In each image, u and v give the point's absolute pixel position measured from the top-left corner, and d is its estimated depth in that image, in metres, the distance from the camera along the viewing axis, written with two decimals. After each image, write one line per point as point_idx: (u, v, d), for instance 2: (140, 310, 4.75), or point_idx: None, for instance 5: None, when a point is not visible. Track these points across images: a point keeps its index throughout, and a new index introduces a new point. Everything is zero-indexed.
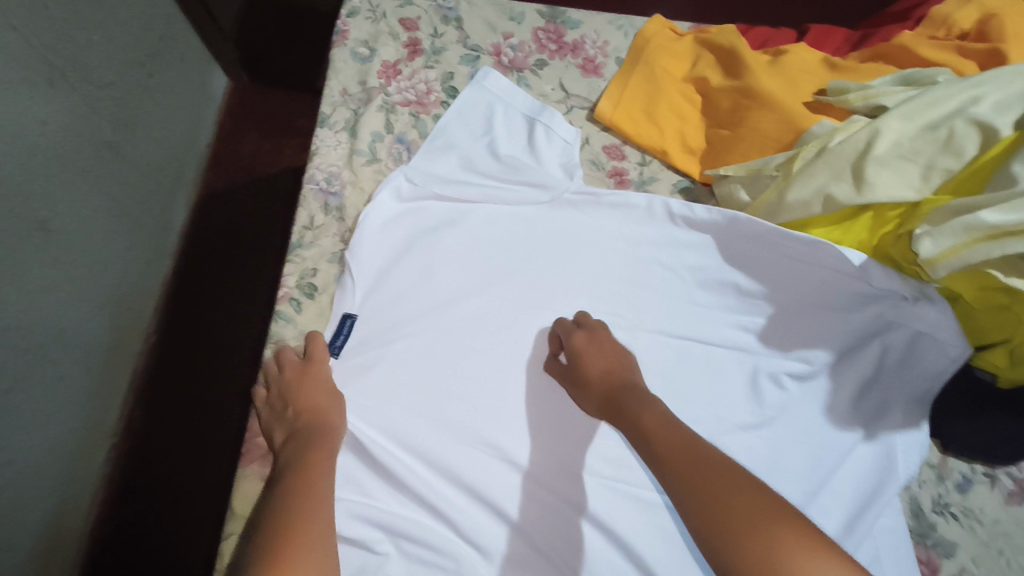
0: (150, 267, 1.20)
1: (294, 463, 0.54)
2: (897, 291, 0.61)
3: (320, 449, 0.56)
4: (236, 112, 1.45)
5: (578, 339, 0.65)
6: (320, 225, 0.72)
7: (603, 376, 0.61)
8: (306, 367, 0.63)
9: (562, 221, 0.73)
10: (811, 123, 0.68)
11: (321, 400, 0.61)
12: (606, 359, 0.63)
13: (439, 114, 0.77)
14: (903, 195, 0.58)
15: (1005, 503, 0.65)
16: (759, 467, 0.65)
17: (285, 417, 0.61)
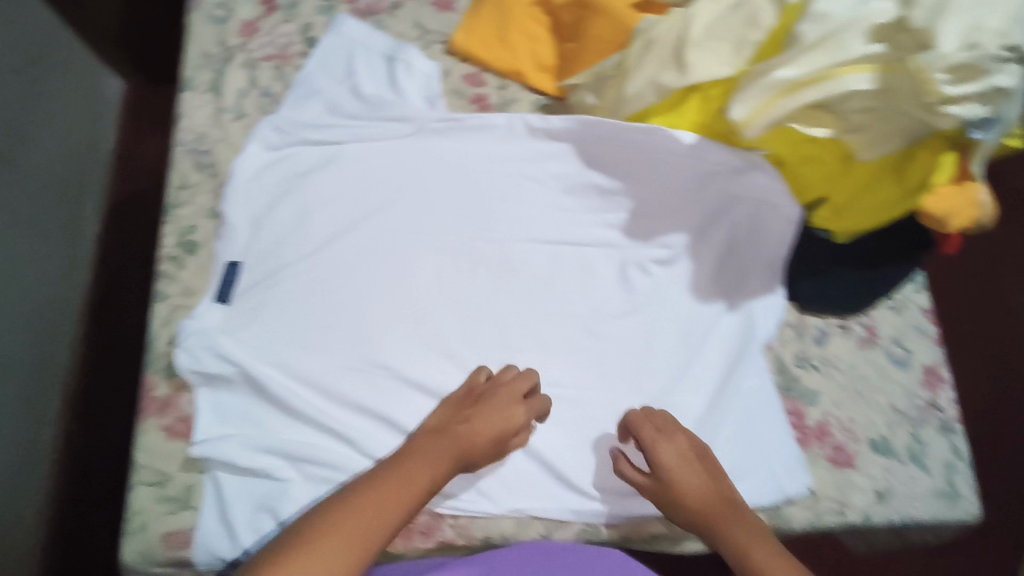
0: (65, 281, 1.08)
1: (424, 458, 0.58)
2: (729, 163, 0.68)
3: (450, 466, 0.59)
4: (133, 111, 1.27)
5: (662, 451, 0.62)
6: (195, 184, 0.73)
7: (709, 496, 0.60)
8: (495, 395, 0.63)
9: (429, 149, 0.75)
10: (636, 20, 0.71)
11: (490, 439, 0.61)
12: (699, 479, 0.61)
13: (301, 64, 0.79)
14: (719, 72, 0.62)
15: (859, 348, 0.72)
16: (633, 349, 0.70)
17: (459, 414, 0.62)
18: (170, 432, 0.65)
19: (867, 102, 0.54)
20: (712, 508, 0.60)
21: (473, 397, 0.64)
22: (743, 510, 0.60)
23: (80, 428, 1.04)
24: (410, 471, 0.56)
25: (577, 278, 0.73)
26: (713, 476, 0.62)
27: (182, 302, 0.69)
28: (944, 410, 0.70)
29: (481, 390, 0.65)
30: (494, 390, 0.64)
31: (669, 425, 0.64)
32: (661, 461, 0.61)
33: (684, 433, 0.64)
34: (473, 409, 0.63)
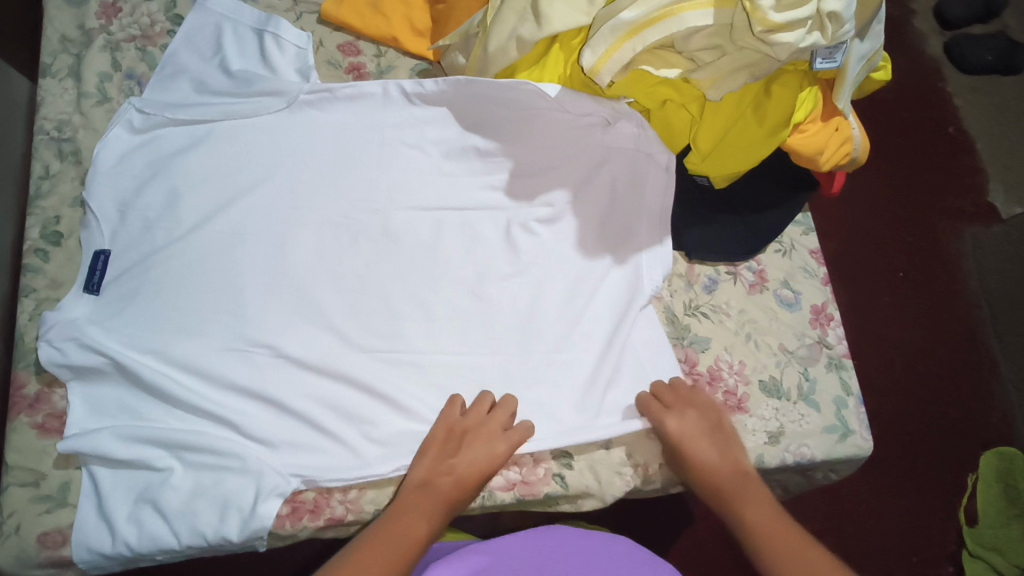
0: None
1: (414, 510, 0.56)
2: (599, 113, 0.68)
3: (443, 516, 0.57)
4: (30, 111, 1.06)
5: (674, 424, 0.62)
6: (56, 173, 0.71)
7: (720, 472, 0.60)
8: (480, 432, 0.61)
9: (304, 122, 0.73)
10: None
11: (477, 480, 0.60)
12: (706, 444, 0.62)
13: (166, 44, 0.76)
14: (577, 21, 0.61)
15: (747, 294, 0.72)
16: (521, 309, 0.70)
17: (448, 457, 0.60)
18: (42, 429, 0.64)
19: (710, 39, 0.54)
20: (726, 486, 0.59)
21: (453, 438, 0.61)
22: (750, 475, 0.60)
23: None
24: (404, 526, 0.54)
25: (461, 244, 0.72)
26: (727, 443, 0.62)
27: (49, 295, 0.67)
28: (832, 346, 0.71)
29: (459, 426, 0.62)
30: (477, 428, 0.61)
31: (684, 404, 0.64)
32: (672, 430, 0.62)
33: (694, 410, 0.63)
34: (458, 454, 0.60)
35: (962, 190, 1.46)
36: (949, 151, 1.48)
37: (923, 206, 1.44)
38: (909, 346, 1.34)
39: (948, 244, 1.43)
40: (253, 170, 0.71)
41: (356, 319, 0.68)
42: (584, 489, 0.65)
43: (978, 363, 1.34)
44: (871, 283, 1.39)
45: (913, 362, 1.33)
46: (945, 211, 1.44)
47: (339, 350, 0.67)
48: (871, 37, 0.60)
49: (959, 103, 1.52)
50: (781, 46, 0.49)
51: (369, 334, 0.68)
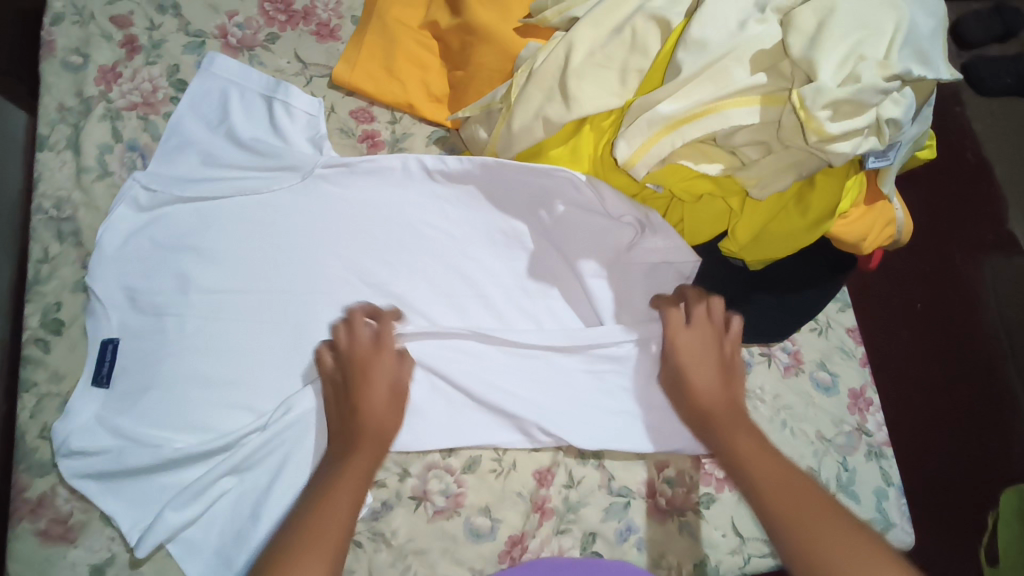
0: None
1: (347, 457, 0.54)
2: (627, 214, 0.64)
3: (375, 456, 0.55)
4: None
5: (681, 337, 0.62)
6: (56, 256, 0.67)
7: (713, 400, 0.58)
8: (374, 357, 0.60)
9: (317, 199, 0.70)
10: (522, 46, 0.67)
11: (381, 402, 0.58)
12: (706, 370, 0.60)
13: (170, 112, 0.72)
14: (606, 103, 0.58)
15: (782, 376, 0.69)
16: (547, 396, 0.67)
17: (341, 395, 0.59)
18: (45, 536, 0.59)
19: (756, 135, 0.51)
20: (723, 421, 0.56)
21: (343, 381, 0.59)
22: (741, 405, 0.58)
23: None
24: (344, 475, 0.52)
25: (484, 325, 0.69)
26: (725, 369, 0.61)
27: (51, 389, 0.64)
28: (872, 434, 0.68)
29: (347, 357, 0.60)
30: (354, 356, 0.60)
31: (699, 316, 0.62)
32: (678, 342, 0.62)
33: (701, 328, 0.62)
34: (347, 389, 0.59)
35: (983, 220, 1.42)
36: (968, 178, 1.44)
37: (942, 237, 1.41)
38: (928, 382, 1.31)
39: (969, 275, 1.38)
40: (267, 249, 0.69)
41: None
42: None
43: (1001, 400, 1.30)
44: (886, 316, 1.35)
45: (933, 400, 1.30)
46: (966, 242, 1.40)
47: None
48: (920, 121, 0.56)
49: (978, 127, 1.48)
50: (838, 154, 0.46)
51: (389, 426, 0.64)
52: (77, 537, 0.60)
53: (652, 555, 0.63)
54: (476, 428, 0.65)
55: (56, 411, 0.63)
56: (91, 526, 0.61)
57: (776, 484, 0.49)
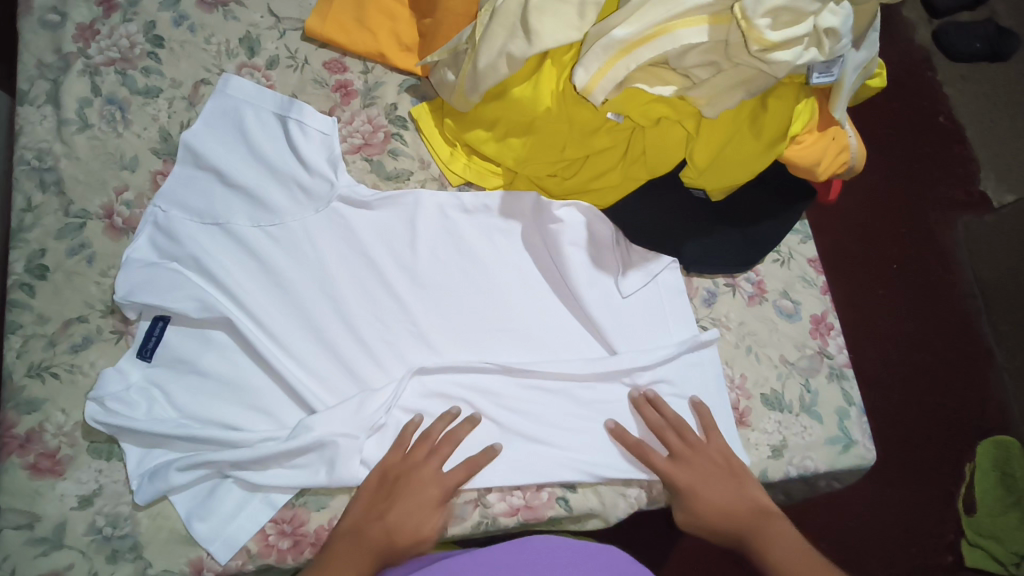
0: None
1: (345, 561, 0.56)
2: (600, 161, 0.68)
3: (373, 565, 0.57)
4: None
5: (670, 470, 0.62)
6: (39, 205, 0.68)
7: (735, 519, 0.61)
8: (424, 465, 0.61)
9: (285, 139, 0.72)
10: None
11: (415, 526, 0.59)
12: (714, 492, 0.61)
13: (148, 67, 0.74)
14: (568, 37, 0.60)
15: (747, 305, 0.71)
16: (520, 327, 0.69)
17: (385, 492, 0.60)
18: (34, 469, 0.61)
19: (705, 55, 0.53)
20: (749, 527, 0.61)
21: (393, 480, 0.61)
22: (759, 525, 0.61)
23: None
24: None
25: (455, 263, 0.69)
26: (733, 483, 0.62)
27: (37, 331, 0.64)
28: (833, 357, 0.70)
29: (405, 473, 0.61)
30: (415, 471, 0.61)
31: (679, 445, 0.63)
32: (679, 481, 0.62)
33: (703, 455, 0.63)
34: (389, 497, 0.60)
35: (958, 180, 1.41)
36: (940, 141, 1.43)
37: (916, 198, 1.40)
38: (907, 339, 1.31)
39: (943, 235, 1.39)
40: (251, 206, 0.69)
41: (345, 344, 0.66)
42: (588, 510, 0.64)
43: (975, 355, 1.31)
44: (866, 279, 1.34)
45: (911, 357, 1.30)
46: (939, 203, 1.40)
47: (347, 390, 0.66)
48: (867, 46, 0.58)
49: (950, 92, 1.47)
50: (780, 63, 0.48)
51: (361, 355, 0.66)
52: (64, 471, 0.61)
53: (623, 479, 0.65)
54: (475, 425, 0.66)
55: (43, 351, 0.64)
56: (79, 460, 0.62)
57: None
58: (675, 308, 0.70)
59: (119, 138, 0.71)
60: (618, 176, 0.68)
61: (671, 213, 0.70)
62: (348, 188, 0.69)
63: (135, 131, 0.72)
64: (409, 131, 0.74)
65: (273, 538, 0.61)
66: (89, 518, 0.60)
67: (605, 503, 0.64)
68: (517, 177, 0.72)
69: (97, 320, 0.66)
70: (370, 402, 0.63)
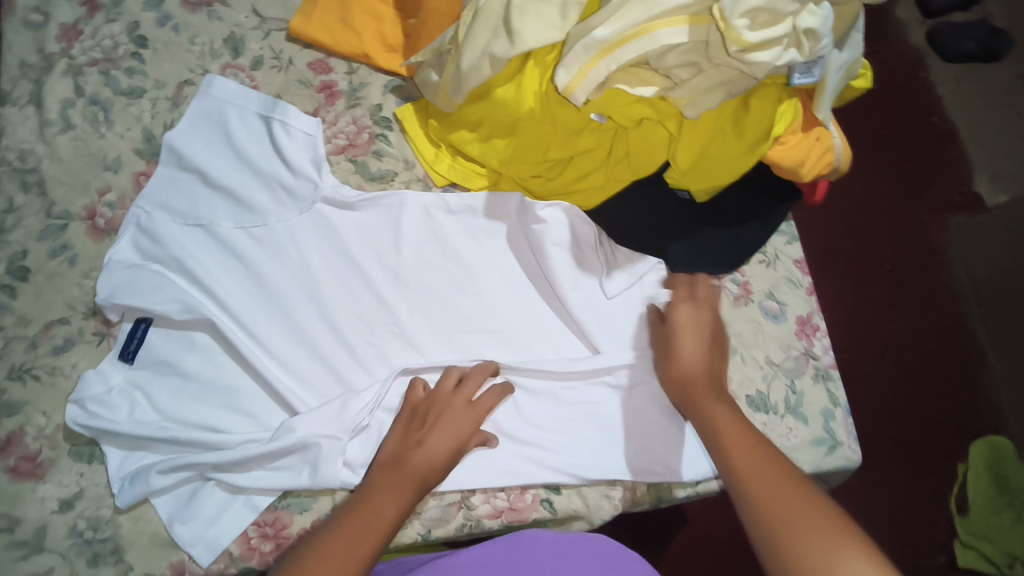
0: None
1: (389, 487, 0.55)
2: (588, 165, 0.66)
3: (416, 493, 0.56)
4: None
5: (681, 314, 0.64)
6: (21, 206, 0.68)
7: (694, 374, 0.60)
8: (454, 394, 0.61)
9: (269, 139, 0.71)
10: None
11: (450, 449, 0.58)
12: (694, 354, 0.61)
13: (132, 67, 0.73)
14: (549, 37, 0.59)
15: (733, 306, 0.70)
16: (506, 329, 0.69)
17: (420, 414, 0.60)
18: (14, 472, 0.60)
19: (685, 56, 0.53)
20: (695, 392, 0.59)
21: (422, 412, 0.60)
22: (725, 397, 0.58)
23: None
24: (375, 504, 0.53)
25: (440, 267, 0.69)
26: (713, 358, 0.61)
27: (18, 333, 0.64)
28: (819, 358, 0.70)
29: (442, 401, 0.61)
30: (448, 400, 0.61)
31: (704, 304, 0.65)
32: (676, 323, 0.63)
33: (696, 304, 0.64)
34: (425, 426, 0.59)
35: (951, 180, 1.41)
36: (933, 141, 1.43)
37: (908, 198, 1.40)
38: (899, 339, 1.31)
39: (936, 235, 1.38)
40: (235, 207, 0.69)
41: (328, 347, 0.66)
42: (572, 512, 0.64)
43: (968, 356, 1.31)
44: (858, 279, 1.34)
45: (904, 357, 1.29)
46: (932, 203, 1.40)
47: (331, 391, 0.65)
48: (850, 46, 0.58)
49: (943, 92, 1.46)
50: (760, 64, 0.48)
51: (345, 358, 0.66)
52: (45, 474, 0.61)
53: (607, 480, 0.64)
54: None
55: (24, 353, 0.64)
56: (60, 464, 0.62)
57: (757, 472, 0.51)
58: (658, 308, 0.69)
59: (102, 138, 0.71)
60: (602, 177, 0.67)
61: (655, 216, 0.70)
62: (332, 190, 0.69)
63: (118, 131, 0.71)
64: (393, 131, 0.73)
65: (256, 541, 0.61)
66: (71, 521, 0.60)
67: (589, 505, 0.64)
68: (501, 178, 0.71)
69: (79, 322, 0.66)
70: (353, 402, 0.63)
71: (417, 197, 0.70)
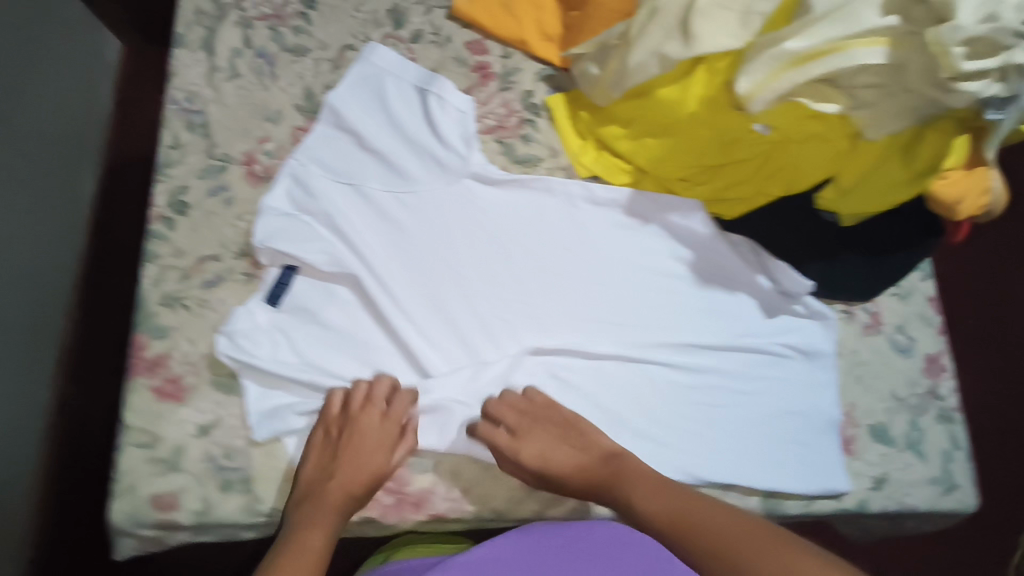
0: (65, 242, 1.02)
1: (316, 521, 0.58)
2: (743, 176, 0.67)
3: (340, 517, 0.59)
4: (134, 80, 1.18)
5: (526, 444, 0.62)
6: (185, 143, 0.71)
7: (594, 475, 0.61)
8: (362, 416, 0.62)
9: (421, 109, 0.74)
10: None
11: (361, 476, 0.61)
12: (563, 461, 0.62)
13: (300, 27, 0.76)
14: (725, 43, 0.60)
15: (862, 333, 0.72)
16: (639, 325, 0.70)
17: (334, 442, 0.62)
18: (160, 393, 0.63)
19: (875, 77, 0.53)
20: (606, 487, 0.60)
21: (336, 437, 0.62)
22: (624, 480, 0.59)
23: (81, 386, 1.01)
24: (302, 542, 0.56)
25: (574, 254, 0.71)
26: (570, 456, 0.62)
27: (173, 263, 0.67)
28: (945, 399, 0.70)
29: (336, 423, 0.63)
30: (354, 423, 0.62)
31: (520, 422, 0.64)
32: (524, 450, 0.62)
33: (541, 418, 0.64)
34: (336, 456, 0.61)
35: None
36: None
37: None
38: None
39: None
40: (386, 171, 0.72)
41: (461, 314, 0.69)
42: None
43: None
44: None
45: None
46: None
47: (461, 358, 0.68)
48: None
49: None
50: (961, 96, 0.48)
51: (478, 330, 0.69)
52: (187, 399, 0.64)
53: (720, 485, 0.66)
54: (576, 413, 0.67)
55: (177, 282, 0.67)
56: (201, 391, 0.64)
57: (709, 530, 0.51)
58: (776, 323, 0.71)
59: (266, 90, 0.74)
60: (750, 190, 0.67)
61: (797, 236, 0.69)
62: (481, 167, 0.72)
63: (281, 85, 0.74)
64: (541, 119, 0.75)
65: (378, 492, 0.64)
66: (207, 447, 0.63)
67: None
68: (645, 178, 0.72)
69: (231, 261, 0.69)
70: (484, 370, 0.67)
71: (563, 183, 0.72)
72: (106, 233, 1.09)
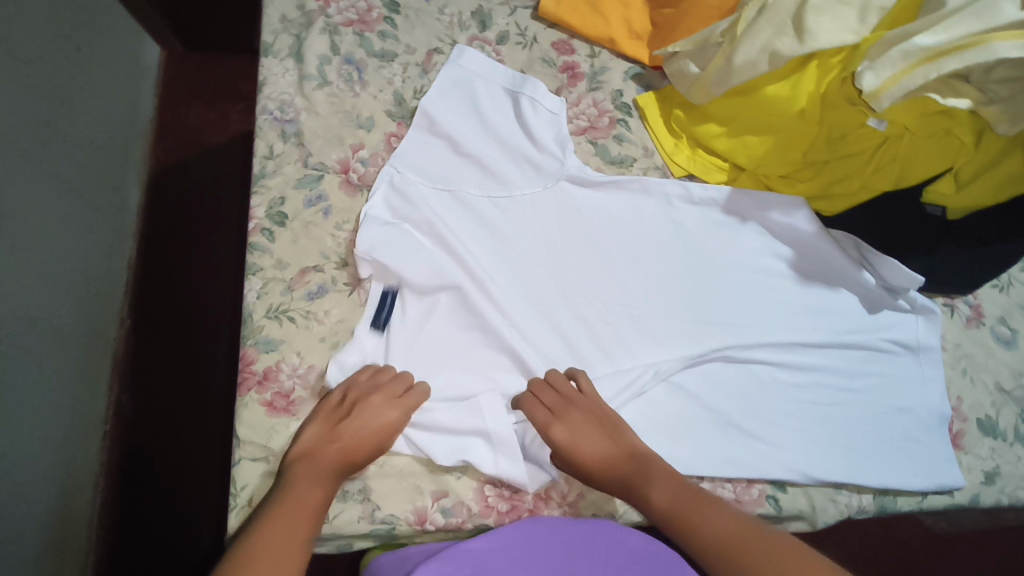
0: (112, 252, 1.00)
1: (306, 480, 0.54)
2: (853, 168, 0.66)
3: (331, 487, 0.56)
4: (177, 83, 1.16)
5: (560, 429, 0.61)
6: (280, 153, 0.70)
7: (615, 465, 0.59)
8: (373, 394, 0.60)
9: (513, 110, 0.73)
10: None
11: (364, 450, 0.58)
12: (597, 446, 0.60)
13: (386, 32, 0.76)
14: (843, 39, 0.61)
15: (965, 327, 0.73)
16: (743, 324, 0.70)
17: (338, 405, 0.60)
18: (270, 407, 0.63)
19: (1011, 71, 0.52)
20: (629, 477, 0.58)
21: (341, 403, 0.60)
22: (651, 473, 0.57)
23: (147, 397, 1.00)
24: (301, 499, 0.52)
25: (672, 255, 0.71)
26: (605, 441, 0.61)
27: (276, 275, 0.66)
28: None
29: (341, 396, 0.60)
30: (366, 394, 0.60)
31: (562, 403, 0.62)
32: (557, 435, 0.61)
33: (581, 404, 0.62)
34: (339, 421, 0.59)
35: None
36: None
37: None
38: None
39: None
40: (481, 175, 0.71)
41: (564, 314, 0.68)
42: (797, 512, 0.65)
43: None
44: None
45: None
46: None
47: (567, 364, 0.67)
48: None
49: None
50: None
51: (585, 333, 0.68)
52: (298, 411, 0.63)
53: (834, 485, 0.66)
54: (685, 417, 0.66)
55: (282, 294, 0.66)
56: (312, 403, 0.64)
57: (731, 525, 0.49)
58: (880, 319, 0.71)
59: (356, 97, 0.73)
60: (857, 185, 0.67)
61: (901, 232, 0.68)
62: (577, 170, 0.71)
63: (371, 91, 0.74)
64: (633, 119, 0.75)
65: (493, 500, 0.63)
66: None
67: (816, 505, 0.65)
68: (742, 175, 0.73)
69: (333, 271, 0.68)
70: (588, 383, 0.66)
71: (659, 183, 0.72)
72: (157, 244, 1.08)
